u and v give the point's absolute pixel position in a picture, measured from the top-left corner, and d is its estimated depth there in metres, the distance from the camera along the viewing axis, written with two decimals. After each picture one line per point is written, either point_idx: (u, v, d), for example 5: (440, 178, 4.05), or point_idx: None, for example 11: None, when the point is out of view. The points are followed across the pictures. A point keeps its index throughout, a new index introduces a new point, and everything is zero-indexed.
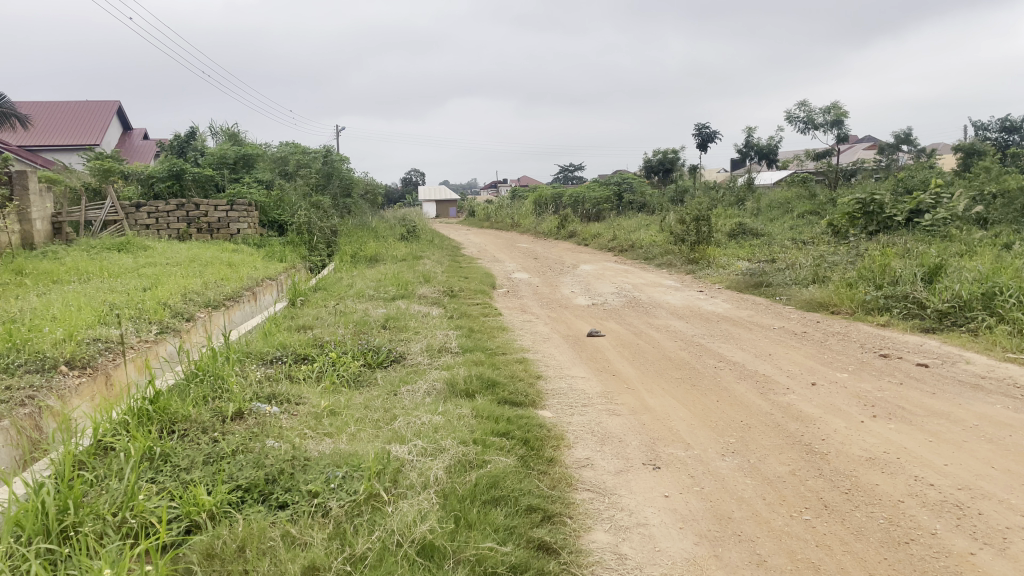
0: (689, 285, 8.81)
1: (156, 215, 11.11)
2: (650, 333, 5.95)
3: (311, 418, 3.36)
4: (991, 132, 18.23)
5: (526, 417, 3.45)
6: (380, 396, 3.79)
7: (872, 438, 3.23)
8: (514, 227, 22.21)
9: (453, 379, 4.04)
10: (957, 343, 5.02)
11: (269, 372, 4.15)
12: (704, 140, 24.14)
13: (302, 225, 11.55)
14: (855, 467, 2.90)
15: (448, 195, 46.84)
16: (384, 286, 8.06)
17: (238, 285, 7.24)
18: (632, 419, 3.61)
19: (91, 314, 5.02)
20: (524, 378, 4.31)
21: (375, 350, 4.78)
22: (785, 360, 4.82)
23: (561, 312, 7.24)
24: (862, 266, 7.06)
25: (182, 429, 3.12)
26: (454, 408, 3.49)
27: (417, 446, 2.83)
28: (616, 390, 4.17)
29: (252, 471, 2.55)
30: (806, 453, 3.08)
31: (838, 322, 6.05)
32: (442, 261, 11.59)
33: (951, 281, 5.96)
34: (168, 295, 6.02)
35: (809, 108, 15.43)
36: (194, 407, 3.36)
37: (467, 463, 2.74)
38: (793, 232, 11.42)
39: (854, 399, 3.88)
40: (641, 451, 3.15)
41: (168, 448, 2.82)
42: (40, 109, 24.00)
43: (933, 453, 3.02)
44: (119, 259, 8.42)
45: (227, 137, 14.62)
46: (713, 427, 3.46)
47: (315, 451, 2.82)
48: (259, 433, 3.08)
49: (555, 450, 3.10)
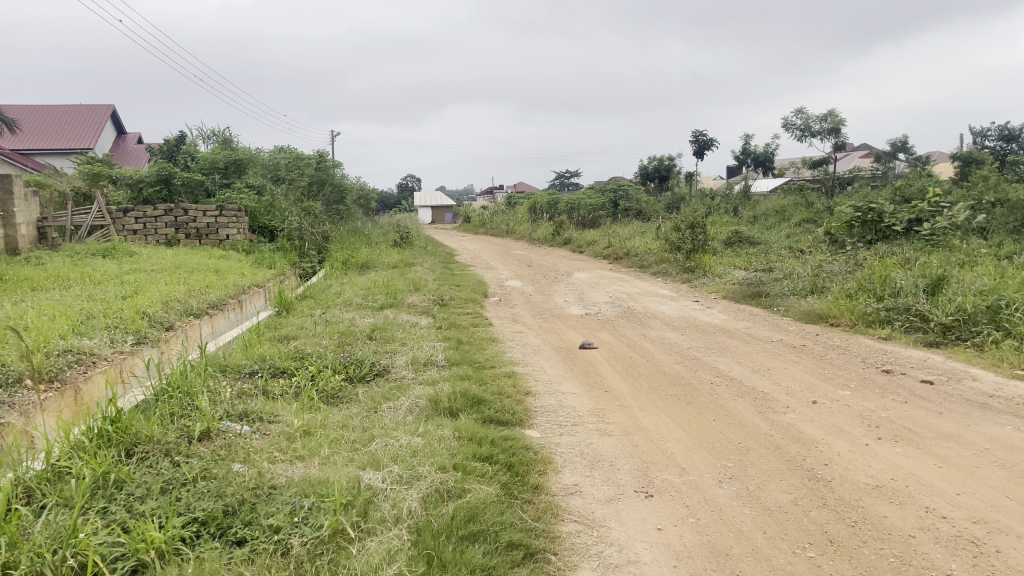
0: (685, 295, 8.64)
1: (143, 220, 10.87)
2: (644, 346, 5.76)
3: (283, 439, 3.17)
4: (990, 140, 18.15)
5: (511, 438, 3.25)
6: (359, 414, 3.60)
7: (879, 463, 3.04)
8: (509, 235, 22.03)
9: (437, 396, 3.83)
10: (962, 359, 4.85)
11: (245, 388, 3.97)
12: (701, 147, 24.04)
13: (293, 231, 11.38)
14: (861, 496, 2.72)
15: (443, 200, 46.63)
16: (373, 294, 7.86)
17: (223, 293, 7.05)
18: (624, 440, 3.42)
19: (63, 323, 4.81)
20: (512, 395, 4.10)
21: (357, 363, 4.58)
22: (784, 375, 4.63)
23: (553, 322, 7.05)
24: (861, 277, 6.90)
25: (143, 453, 2.93)
26: (435, 429, 3.29)
27: (392, 473, 2.64)
28: (608, 408, 3.98)
29: (210, 502, 2.36)
30: (808, 480, 2.89)
31: (837, 335, 5.88)
32: (435, 268, 11.40)
33: (954, 293, 5.79)
34: (148, 303, 5.82)
35: (806, 115, 15.29)
36: (159, 427, 3.17)
37: (444, 493, 2.55)
38: (790, 241, 11.27)
39: (858, 418, 3.69)
40: (633, 477, 2.96)
41: (124, 474, 2.63)
42: (33, 112, 23.81)
43: (944, 481, 2.84)
44: (102, 265, 8.21)
45: (219, 142, 14.45)
46: (710, 450, 3.27)
47: (283, 478, 2.64)
48: (224, 457, 2.89)
49: (541, 476, 2.90)
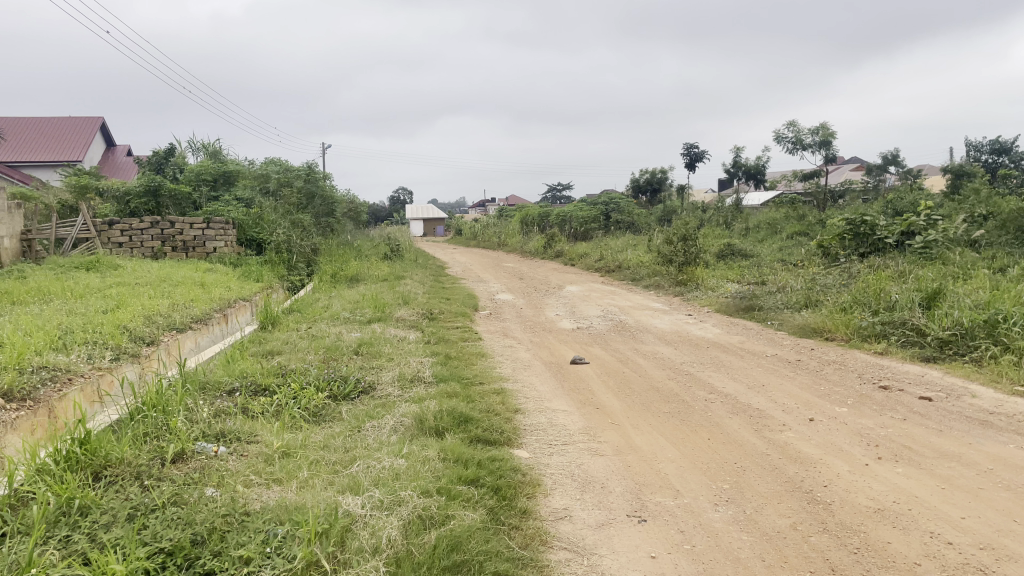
0: (678, 308, 8.54)
1: (130, 232, 10.70)
2: (636, 361, 5.64)
3: (261, 460, 3.04)
4: (982, 153, 18.22)
5: (499, 459, 3.13)
6: (341, 433, 3.47)
7: (880, 485, 2.93)
8: (501, 247, 21.93)
9: (423, 414, 3.70)
10: (960, 374, 4.76)
11: (224, 406, 3.84)
12: (692, 160, 24.06)
13: (281, 244, 11.25)
14: (863, 520, 2.61)
15: (436, 214, 46.50)
16: (361, 308, 7.73)
17: (207, 307, 6.91)
18: (615, 460, 3.30)
19: (40, 338, 4.67)
20: (501, 412, 3.98)
21: (342, 380, 4.44)
22: (780, 392, 4.52)
23: (543, 336, 6.93)
24: (856, 290, 6.82)
25: (113, 476, 2.80)
26: (419, 449, 3.16)
27: (372, 498, 2.51)
28: (599, 426, 3.86)
29: (177, 530, 2.23)
30: (807, 503, 2.78)
31: (832, 350, 5.78)
32: (425, 281, 11.28)
33: (950, 306, 5.72)
34: (130, 318, 5.67)
35: (797, 128, 15.28)
36: (131, 448, 3.02)
37: (427, 520, 2.43)
38: (782, 253, 11.22)
39: (856, 437, 3.58)
40: (625, 500, 2.83)
41: (90, 500, 2.49)
42: (22, 125, 23.65)
43: (948, 503, 2.73)
44: (85, 279, 8.05)
45: (208, 154, 14.33)
46: (705, 471, 3.15)
47: (257, 504, 2.51)
48: (197, 480, 2.76)
49: (529, 500, 2.78)
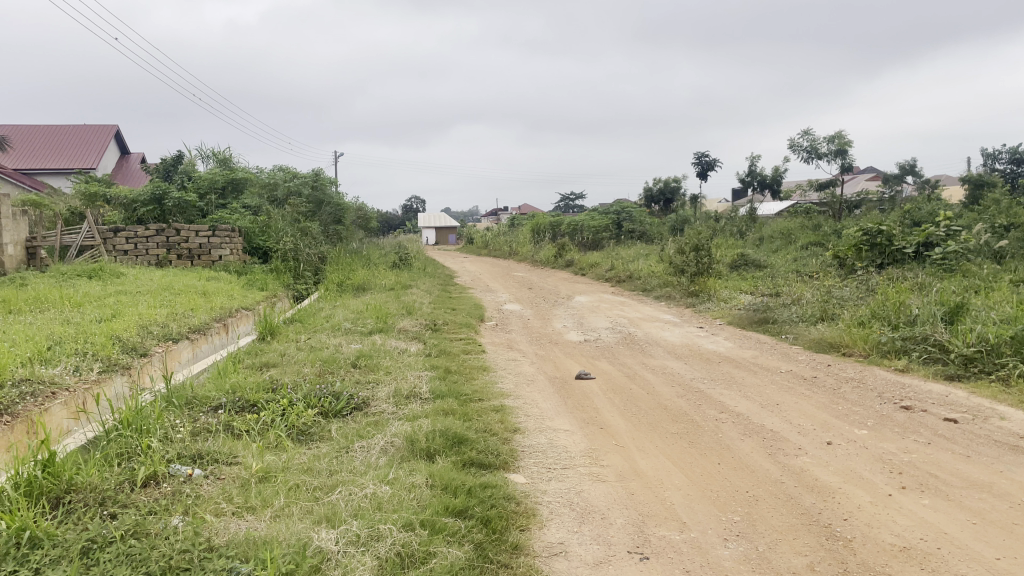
0: (689, 321, 8.28)
1: (134, 240, 10.56)
2: (644, 376, 5.41)
3: (236, 485, 2.84)
4: (1001, 163, 17.93)
5: (491, 486, 2.91)
6: (327, 455, 3.27)
7: (905, 518, 2.70)
8: (511, 256, 21.68)
9: (414, 434, 3.49)
10: (988, 395, 4.49)
11: (206, 424, 3.65)
12: (705, 169, 23.83)
13: (287, 252, 11.08)
14: (887, 561, 2.37)
15: (447, 223, 46.32)
16: (363, 318, 7.53)
17: (207, 317, 6.74)
18: (617, 487, 3.07)
19: (28, 348, 4.50)
20: (498, 433, 3.75)
21: (334, 396, 4.23)
22: (794, 412, 4.27)
23: (550, 349, 6.71)
24: (874, 303, 6.55)
25: (74, 502, 2.60)
26: (406, 475, 2.94)
27: (348, 533, 2.31)
28: (602, 448, 3.63)
29: (129, 570, 2.02)
30: (826, 538, 2.55)
31: (851, 366, 5.52)
32: (432, 291, 11.05)
33: (974, 322, 5.46)
34: (125, 328, 5.50)
35: (813, 138, 15.00)
36: (98, 471, 2.83)
37: (406, 559, 2.23)
38: (797, 264, 10.95)
39: (878, 463, 3.34)
40: (627, 533, 2.61)
41: (43, 531, 2.28)
42: (39, 132, 23.81)
43: (981, 541, 2.49)
44: (86, 286, 7.93)
45: (217, 161, 14.23)
46: (713, 500, 2.92)
47: (222, 537, 2.30)
48: (164, 508, 2.56)
49: (521, 533, 2.56)
